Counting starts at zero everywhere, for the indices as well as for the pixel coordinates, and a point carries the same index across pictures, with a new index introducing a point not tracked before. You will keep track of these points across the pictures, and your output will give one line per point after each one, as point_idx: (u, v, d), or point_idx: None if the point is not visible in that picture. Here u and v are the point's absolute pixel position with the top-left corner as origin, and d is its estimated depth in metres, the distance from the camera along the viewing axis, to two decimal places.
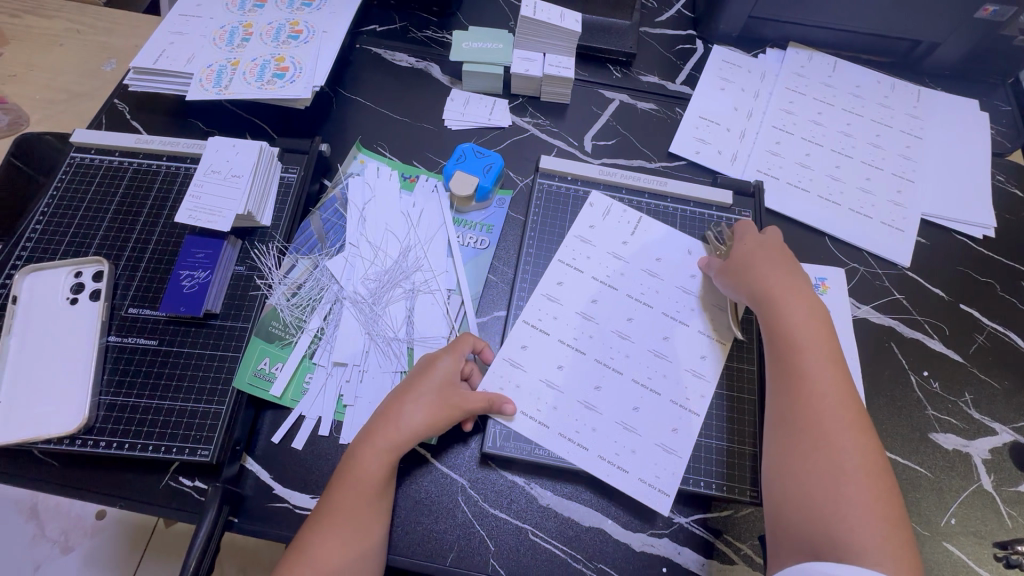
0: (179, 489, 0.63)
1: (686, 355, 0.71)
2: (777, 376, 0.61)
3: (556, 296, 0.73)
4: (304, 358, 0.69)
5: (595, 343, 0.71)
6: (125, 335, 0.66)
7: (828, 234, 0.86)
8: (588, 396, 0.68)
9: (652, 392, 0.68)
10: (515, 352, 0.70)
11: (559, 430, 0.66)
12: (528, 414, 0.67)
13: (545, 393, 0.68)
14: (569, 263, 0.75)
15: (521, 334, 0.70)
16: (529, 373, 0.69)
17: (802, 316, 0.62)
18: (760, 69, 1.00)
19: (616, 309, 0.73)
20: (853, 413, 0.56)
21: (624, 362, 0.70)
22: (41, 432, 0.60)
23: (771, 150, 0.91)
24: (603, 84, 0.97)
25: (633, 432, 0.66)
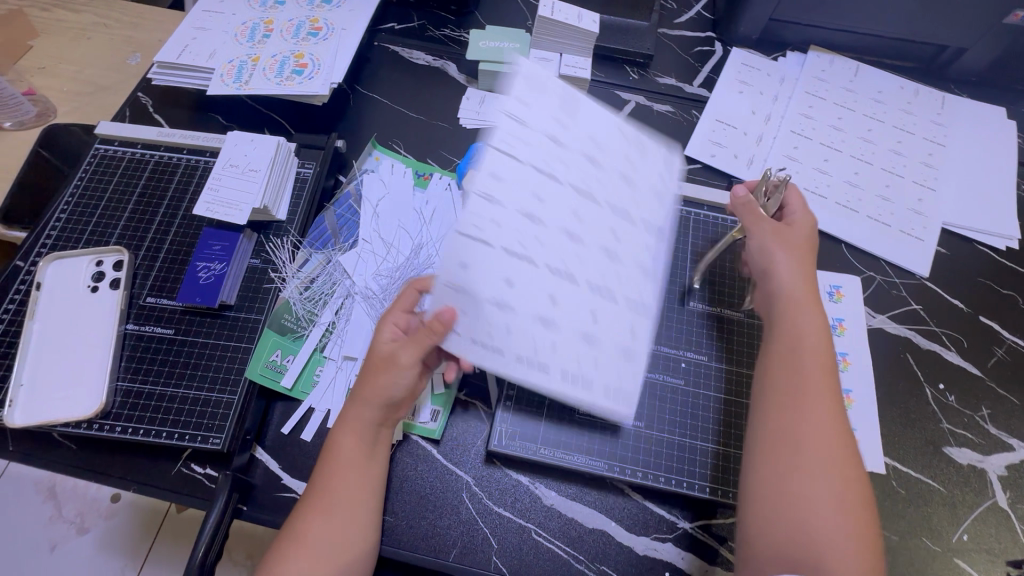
0: (192, 476, 0.64)
1: (633, 250, 0.56)
2: (768, 382, 0.58)
3: (493, 196, 0.49)
4: (315, 351, 0.70)
5: (546, 249, 0.52)
6: (143, 323, 0.68)
7: (845, 241, 0.85)
8: (545, 310, 0.51)
9: (605, 294, 0.54)
10: (453, 274, 0.49)
11: (518, 354, 0.51)
12: (476, 346, 0.50)
13: (495, 318, 0.50)
14: (503, 150, 0.50)
15: (460, 248, 0.48)
16: (471, 295, 0.49)
17: (810, 327, 0.59)
18: (780, 72, 0.99)
19: (563, 207, 0.53)
20: (843, 434, 0.54)
21: (575, 268, 0.53)
22: (61, 415, 0.62)
23: (788, 155, 0.90)
24: (619, 86, 0.96)
25: (593, 343, 0.53)
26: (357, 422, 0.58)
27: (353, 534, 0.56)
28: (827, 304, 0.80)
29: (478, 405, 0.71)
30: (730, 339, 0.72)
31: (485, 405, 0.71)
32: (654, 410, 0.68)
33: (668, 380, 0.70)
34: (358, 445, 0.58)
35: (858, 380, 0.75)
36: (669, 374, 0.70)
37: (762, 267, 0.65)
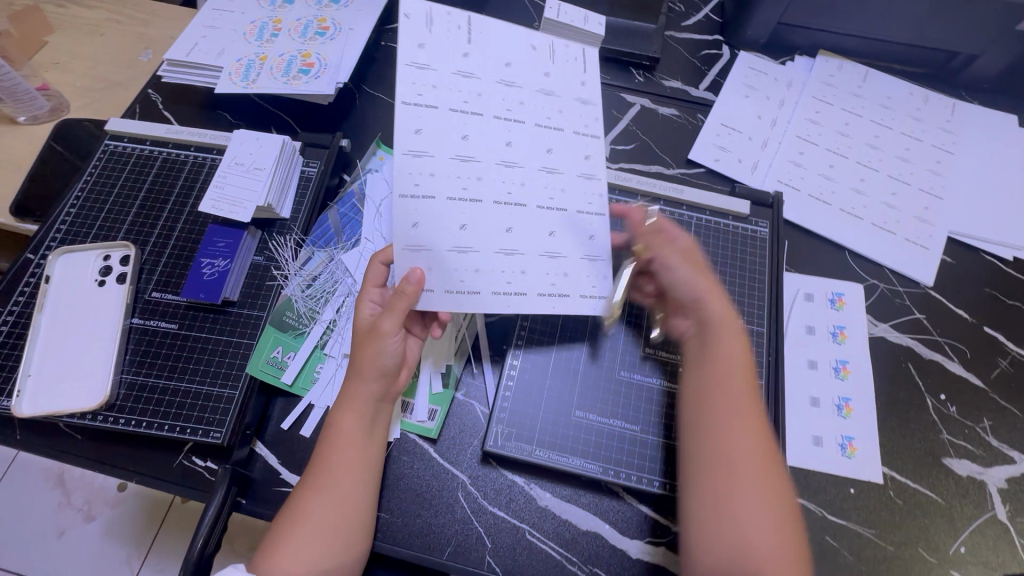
0: (192, 468, 0.65)
1: (571, 162, 0.65)
2: (699, 409, 0.59)
3: (421, 150, 0.59)
4: (316, 348, 0.71)
5: (483, 187, 0.61)
6: (148, 317, 0.69)
7: (848, 248, 0.84)
8: (504, 242, 0.62)
9: (558, 205, 0.64)
10: (409, 235, 0.59)
11: (491, 288, 0.62)
12: (451, 289, 0.61)
13: (458, 261, 0.61)
14: (425, 105, 0.60)
15: (411, 209, 0.59)
16: (432, 245, 0.60)
17: (735, 348, 0.61)
18: (787, 76, 0.98)
19: (491, 143, 0.62)
20: (770, 449, 0.55)
21: (517, 189, 0.63)
22: (66, 406, 0.63)
23: (794, 160, 0.90)
24: (624, 88, 0.96)
25: (559, 257, 0.64)
26: (358, 397, 0.61)
27: (353, 513, 0.57)
28: (829, 311, 0.80)
29: (476, 405, 0.71)
30: None
31: (482, 405, 0.71)
32: (650, 414, 0.68)
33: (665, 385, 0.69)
34: (359, 424, 0.60)
35: (858, 388, 0.75)
36: (666, 379, 0.70)
37: (694, 292, 0.64)
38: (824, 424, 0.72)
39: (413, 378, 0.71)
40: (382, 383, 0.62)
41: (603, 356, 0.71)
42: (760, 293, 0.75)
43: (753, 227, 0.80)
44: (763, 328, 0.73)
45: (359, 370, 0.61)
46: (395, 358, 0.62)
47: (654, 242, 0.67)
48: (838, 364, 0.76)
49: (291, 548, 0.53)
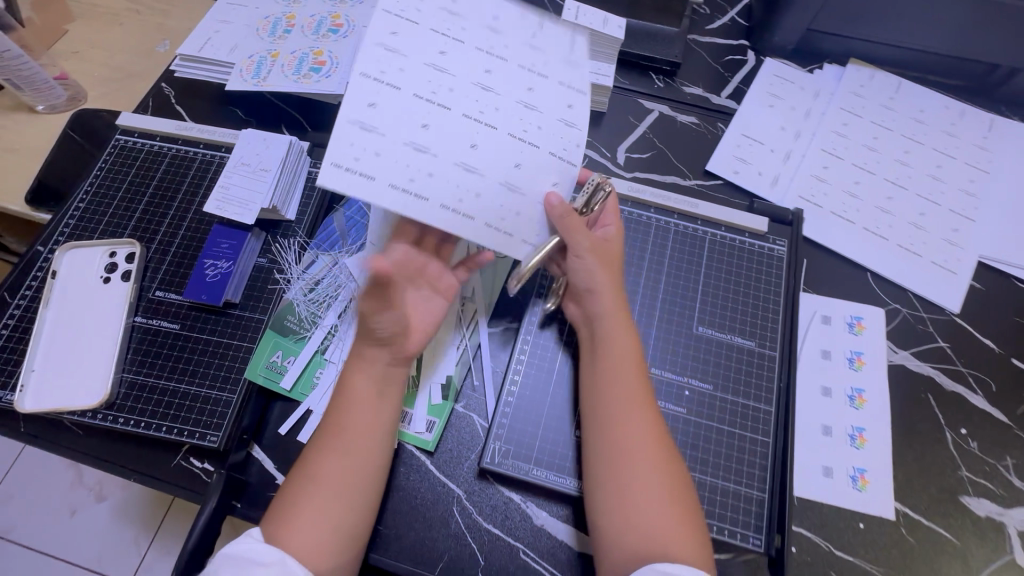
0: (190, 469, 0.65)
1: (555, 105, 0.56)
2: (596, 408, 0.58)
3: (395, 46, 0.52)
4: (316, 353, 0.69)
5: (456, 99, 0.54)
6: (150, 316, 0.69)
7: (871, 270, 0.80)
8: (465, 158, 0.54)
9: (528, 145, 0.55)
10: (360, 112, 0.51)
11: (439, 202, 0.53)
12: (393, 185, 0.52)
13: (407, 155, 0.52)
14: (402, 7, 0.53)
15: (373, 88, 0.51)
16: (387, 133, 0.51)
17: (629, 344, 0.60)
18: (815, 86, 0.94)
19: (472, 60, 0.55)
20: (663, 441, 0.56)
21: (490, 112, 0.54)
22: (67, 404, 0.64)
23: (817, 175, 0.86)
24: (642, 94, 0.93)
25: (517, 192, 0.56)
26: (370, 360, 0.59)
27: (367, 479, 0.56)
28: (846, 336, 0.76)
29: (475, 419, 0.70)
30: (738, 366, 0.69)
31: (482, 419, 0.70)
32: None
33: (670, 408, 0.66)
34: (370, 386, 0.59)
35: (873, 418, 0.71)
36: (671, 402, 0.67)
37: (590, 285, 0.62)
38: (835, 454, 0.69)
39: (413, 387, 0.70)
40: (386, 350, 0.59)
41: None
42: (774, 314, 0.72)
43: (770, 245, 0.77)
44: (776, 352, 0.70)
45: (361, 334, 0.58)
46: (389, 330, 0.58)
47: (566, 228, 0.57)
48: (853, 392, 0.73)
49: (306, 514, 0.52)
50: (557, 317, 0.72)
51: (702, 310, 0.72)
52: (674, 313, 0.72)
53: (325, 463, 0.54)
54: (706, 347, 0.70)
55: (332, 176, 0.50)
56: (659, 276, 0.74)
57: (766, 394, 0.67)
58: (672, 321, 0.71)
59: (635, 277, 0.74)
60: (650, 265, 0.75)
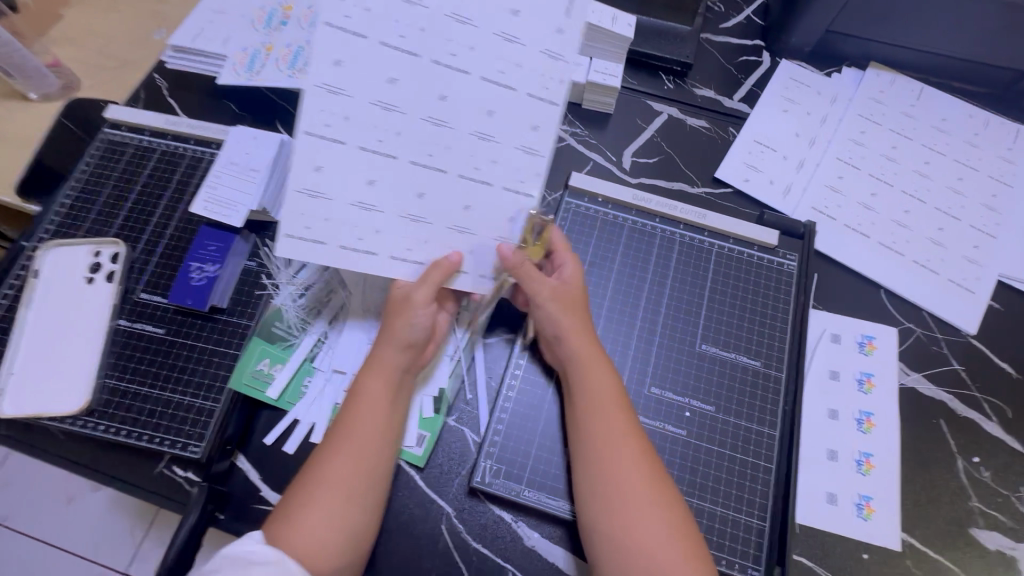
0: (172, 478, 0.63)
1: (512, 132, 0.55)
2: (583, 445, 0.57)
3: (337, 87, 0.52)
4: (305, 361, 0.68)
5: (400, 144, 0.54)
6: (135, 320, 0.67)
7: (884, 287, 0.77)
8: (411, 208, 0.57)
9: (482, 177, 0.56)
10: (306, 176, 0.55)
11: (388, 252, 0.59)
12: (344, 247, 0.58)
13: (354, 214, 0.57)
14: (350, 34, 0.51)
15: (317, 149, 0.54)
16: (333, 195, 0.56)
17: (605, 377, 0.59)
18: (832, 90, 0.90)
19: (421, 93, 0.53)
20: (652, 468, 0.55)
21: (440, 151, 0.55)
22: (48, 409, 0.62)
23: (831, 185, 0.83)
24: (651, 95, 0.89)
25: (464, 232, 0.59)
26: (386, 363, 0.58)
27: (373, 483, 0.54)
28: (856, 356, 0.73)
29: (467, 434, 0.67)
30: (742, 388, 0.66)
31: (474, 433, 0.67)
32: None
33: (669, 429, 0.64)
34: (385, 389, 0.57)
35: (881, 444, 0.69)
36: (671, 423, 0.64)
37: (556, 329, 0.62)
38: (840, 480, 0.67)
39: None
40: (410, 354, 0.60)
41: None
42: (781, 333, 0.69)
43: (780, 260, 0.73)
44: (782, 373, 0.67)
45: (390, 335, 0.59)
46: (424, 330, 0.60)
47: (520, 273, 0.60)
48: (861, 416, 0.70)
49: (309, 516, 0.50)
50: None
51: (706, 327, 0.69)
52: (676, 329, 0.69)
53: (334, 464, 0.53)
54: (709, 366, 0.67)
55: (289, 246, 0.57)
56: (663, 290, 0.71)
57: (771, 417, 0.65)
58: (675, 338, 0.69)
59: (638, 291, 0.71)
60: (653, 278, 0.72)
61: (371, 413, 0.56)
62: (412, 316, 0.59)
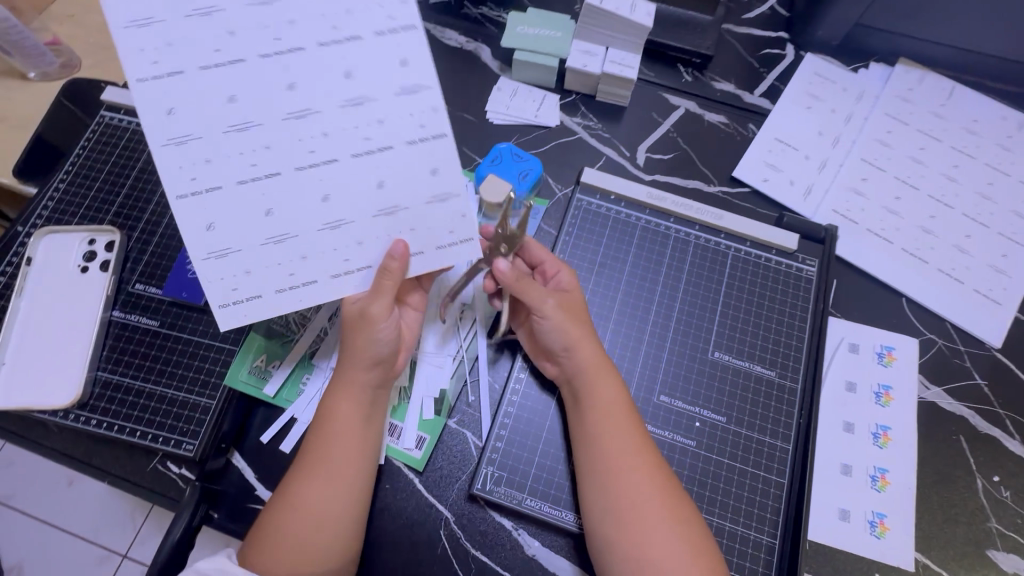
0: (166, 475, 0.62)
1: (381, 83, 0.50)
2: (590, 455, 0.56)
3: (181, 136, 0.48)
4: (304, 357, 0.66)
5: (274, 157, 0.50)
6: (129, 311, 0.66)
7: (906, 295, 0.74)
8: (326, 215, 0.52)
9: (375, 146, 0.51)
10: (204, 239, 0.51)
11: (328, 271, 0.55)
12: (282, 290, 0.54)
13: (271, 253, 0.53)
14: (164, 75, 0.46)
15: (199, 205, 0.50)
16: (242, 244, 0.52)
17: (612, 389, 0.58)
18: (858, 87, 0.86)
19: (268, 94, 0.48)
20: (663, 481, 0.54)
21: (313, 142, 0.50)
22: (39, 401, 0.61)
23: (854, 187, 0.79)
24: (668, 88, 0.86)
25: (393, 211, 0.54)
26: (354, 383, 0.57)
27: (356, 499, 0.55)
28: (874, 367, 0.70)
29: (469, 437, 0.65)
30: (755, 398, 0.63)
31: (476, 437, 0.65)
32: None
33: (678, 439, 0.62)
34: (356, 408, 0.57)
35: (898, 459, 0.66)
36: (680, 433, 0.62)
37: (562, 341, 0.59)
38: (853, 496, 0.64)
39: (405, 400, 0.66)
40: (380, 370, 0.59)
41: None
42: (797, 342, 0.66)
43: (798, 265, 0.70)
44: (797, 385, 0.64)
45: (357, 353, 0.58)
46: (390, 344, 0.59)
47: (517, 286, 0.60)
48: (877, 430, 0.68)
49: (295, 537, 0.52)
50: None
51: (719, 334, 0.67)
52: (688, 335, 0.67)
53: (311, 489, 0.54)
54: (722, 375, 0.64)
55: (227, 315, 0.53)
56: (676, 294, 0.69)
57: (784, 429, 0.62)
58: (687, 344, 0.66)
59: (650, 294, 0.69)
60: (666, 281, 0.69)
61: (345, 429, 0.56)
62: (376, 333, 0.57)
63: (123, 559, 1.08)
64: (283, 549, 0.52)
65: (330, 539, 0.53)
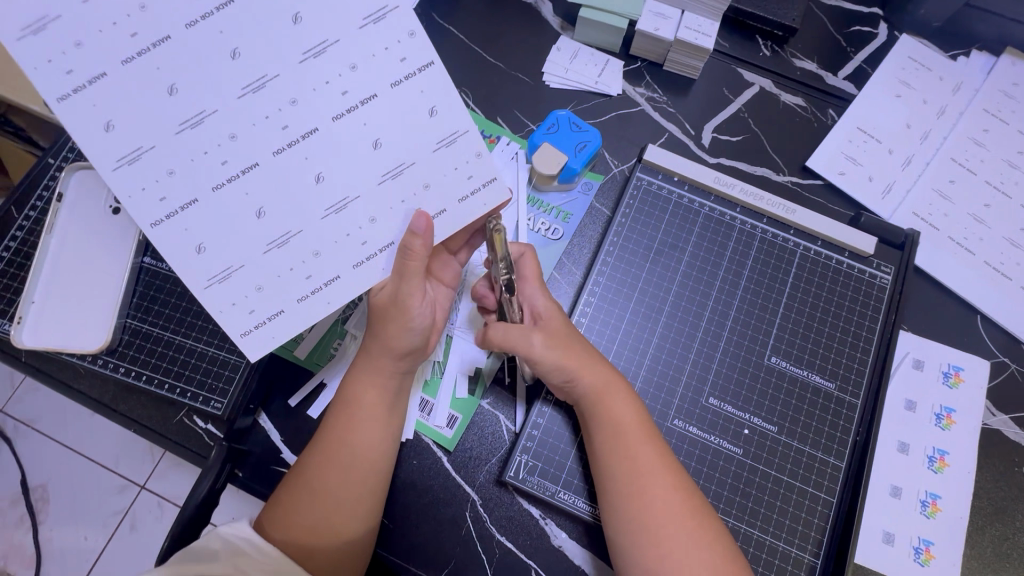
0: (191, 429, 0.61)
1: (335, 22, 0.44)
2: (607, 471, 0.53)
3: (133, 151, 0.43)
4: (336, 322, 0.64)
5: (245, 146, 0.45)
6: (160, 259, 0.64)
7: (983, 313, 0.68)
8: (329, 202, 0.48)
9: (355, 98, 0.46)
10: (198, 265, 0.47)
11: (351, 260, 0.50)
12: (306, 297, 0.50)
13: (277, 260, 0.48)
14: (87, 83, 0.41)
15: (183, 228, 0.46)
16: (243, 259, 0.47)
17: (625, 406, 0.54)
18: (957, 76, 0.77)
19: (220, 72, 0.43)
20: (685, 503, 0.50)
21: (283, 115, 0.45)
22: (66, 344, 0.60)
23: (939, 191, 0.72)
24: (744, 62, 0.78)
25: (399, 172, 0.49)
26: (376, 370, 0.55)
27: (374, 482, 0.53)
28: (938, 387, 0.66)
29: (502, 419, 0.63)
30: (805, 411, 0.60)
31: (509, 421, 0.63)
32: (697, 474, 0.57)
33: (724, 446, 0.58)
34: (378, 391, 0.55)
35: (953, 487, 0.62)
36: (726, 439, 0.58)
37: (562, 372, 0.54)
38: (900, 520, 0.61)
39: (437, 375, 0.64)
40: (409, 356, 0.56)
41: (657, 395, 0.60)
42: (862, 356, 0.62)
43: (872, 271, 0.65)
44: (857, 400, 0.60)
45: (383, 339, 0.54)
46: (424, 328, 0.55)
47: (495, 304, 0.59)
48: (933, 454, 0.63)
49: (307, 515, 0.51)
50: (609, 321, 0.63)
51: (776, 339, 0.62)
52: (744, 336, 0.62)
53: (323, 468, 0.52)
54: (777, 382, 0.61)
55: (251, 344, 0.49)
56: (735, 291, 0.64)
57: (836, 445, 0.59)
58: (742, 346, 0.62)
59: (706, 289, 0.64)
60: (725, 276, 0.65)
61: (368, 425, 0.54)
62: (410, 318, 0.54)
63: (141, 490, 1.08)
64: (294, 526, 0.51)
65: (344, 521, 0.51)
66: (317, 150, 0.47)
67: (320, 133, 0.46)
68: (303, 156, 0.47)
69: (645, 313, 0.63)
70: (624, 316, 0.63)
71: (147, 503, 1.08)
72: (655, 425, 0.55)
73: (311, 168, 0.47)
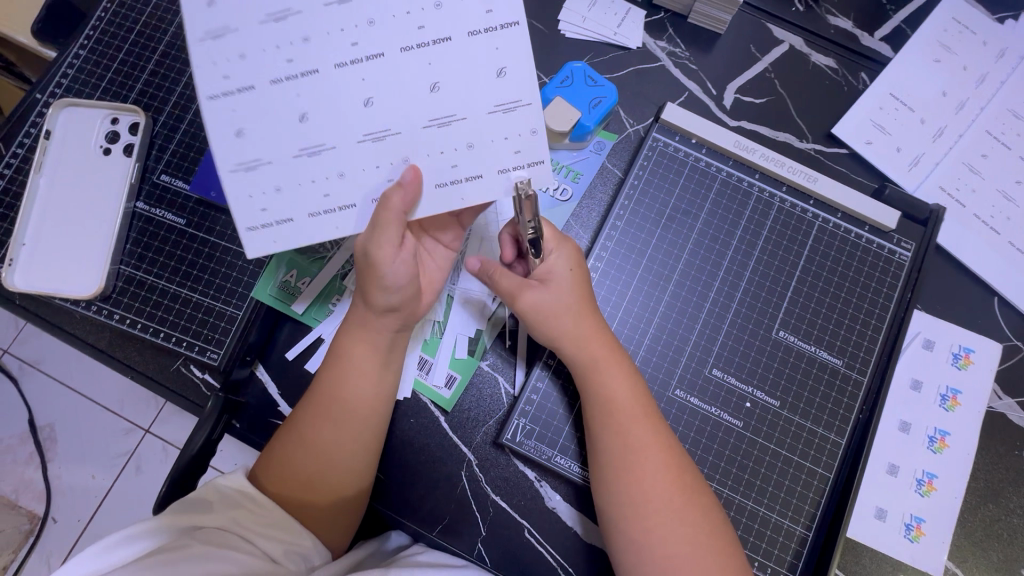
0: (189, 377, 0.60)
1: None
2: (599, 448, 0.52)
3: (219, 28, 0.41)
4: (335, 277, 0.62)
5: (311, 56, 0.42)
6: (153, 205, 0.62)
7: (1000, 294, 0.66)
8: (371, 130, 0.45)
9: (430, 35, 0.43)
10: (231, 147, 0.44)
11: (369, 194, 0.47)
12: (315, 214, 0.47)
13: (302, 168, 0.45)
14: None
15: (230, 109, 0.43)
16: (274, 156, 0.45)
17: (620, 382, 0.53)
18: (1004, 40, 0.71)
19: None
20: (674, 478, 0.50)
21: (358, 32, 0.42)
22: (59, 290, 0.59)
23: (967, 166, 0.69)
24: (775, 18, 0.72)
25: (441, 124, 0.45)
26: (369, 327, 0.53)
27: (360, 437, 0.52)
28: (946, 368, 0.64)
29: (500, 382, 0.62)
30: (807, 386, 0.59)
31: (507, 384, 0.62)
32: (695, 445, 0.57)
33: (724, 418, 0.58)
34: (370, 349, 0.53)
35: (951, 466, 0.62)
36: (728, 412, 0.58)
37: (569, 336, 0.54)
38: (894, 498, 0.61)
39: (437, 335, 0.63)
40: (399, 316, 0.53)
41: (659, 365, 0.59)
42: (872, 332, 0.60)
43: (891, 247, 0.63)
44: (864, 377, 0.59)
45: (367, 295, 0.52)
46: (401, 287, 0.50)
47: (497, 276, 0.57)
48: (933, 434, 0.63)
49: (292, 465, 0.51)
50: (614, 287, 0.61)
51: (786, 313, 0.61)
52: (753, 308, 0.61)
53: (312, 423, 0.52)
54: (782, 356, 0.59)
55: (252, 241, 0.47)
56: (747, 262, 0.62)
57: (837, 421, 0.58)
58: (750, 318, 0.60)
59: (718, 258, 0.62)
60: (738, 246, 0.62)
61: (359, 382, 0.53)
62: (381, 275, 0.49)
63: (145, 434, 1.10)
64: (279, 475, 0.51)
65: (330, 474, 0.51)
66: (375, 74, 0.43)
67: (386, 58, 0.43)
68: (360, 75, 0.43)
69: (652, 282, 0.61)
70: (630, 283, 0.61)
71: (152, 446, 1.10)
72: (651, 399, 0.54)
73: (363, 90, 0.44)
